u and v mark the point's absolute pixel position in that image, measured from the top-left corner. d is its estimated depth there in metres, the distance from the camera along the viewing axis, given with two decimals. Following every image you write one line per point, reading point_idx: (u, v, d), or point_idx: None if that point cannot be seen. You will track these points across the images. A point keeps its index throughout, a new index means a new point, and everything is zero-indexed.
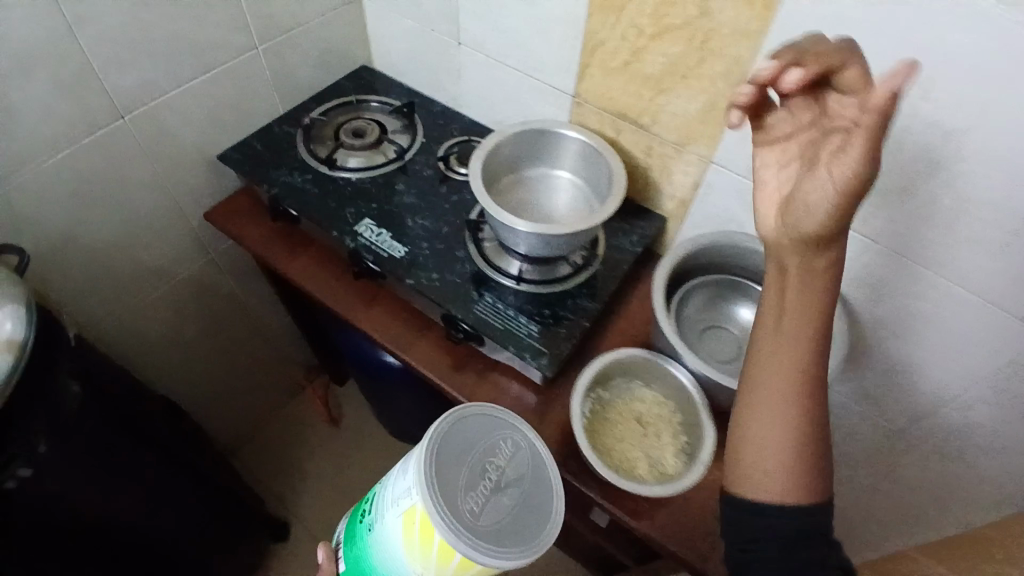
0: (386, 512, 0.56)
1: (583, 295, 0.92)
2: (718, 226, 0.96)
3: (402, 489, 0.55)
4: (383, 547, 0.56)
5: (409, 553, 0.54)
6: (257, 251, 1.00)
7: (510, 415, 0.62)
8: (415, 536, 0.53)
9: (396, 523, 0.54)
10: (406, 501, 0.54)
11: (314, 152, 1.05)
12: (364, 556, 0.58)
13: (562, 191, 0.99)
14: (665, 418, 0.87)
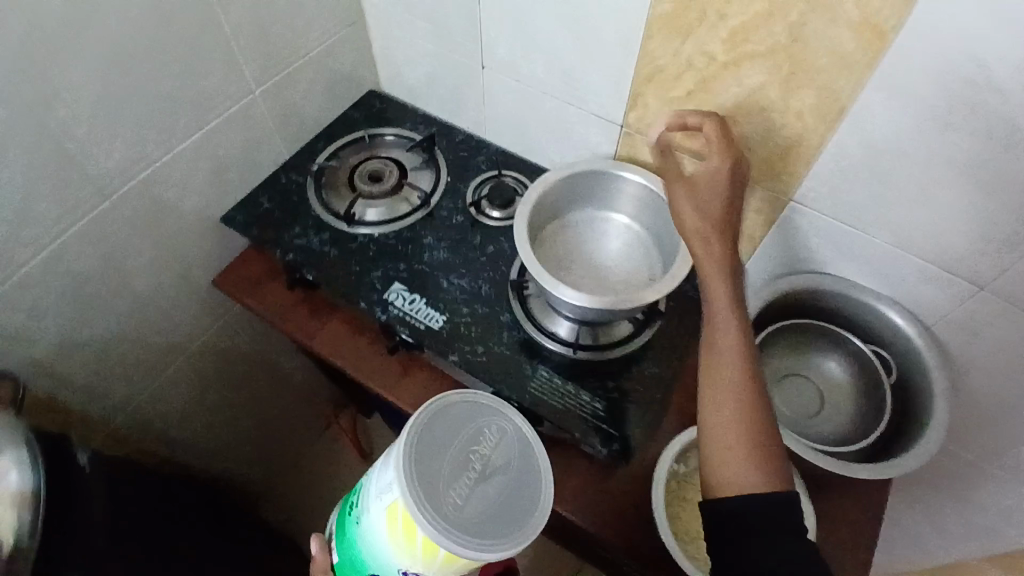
0: (370, 503, 0.54)
1: (646, 358, 0.83)
2: (796, 265, 0.84)
3: (383, 483, 0.53)
4: (369, 541, 0.54)
5: (396, 547, 0.52)
6: (276, 322, 0.90)
7: (496, 401, 0.59)
8: (398, 530, 0.51)
9: (380, 517, 0.52)
10: (387, 496, 0.52)
11: (328, 205, 0.93)
12: (353, 549, 0.57)
13: (616, 236, 0.86)
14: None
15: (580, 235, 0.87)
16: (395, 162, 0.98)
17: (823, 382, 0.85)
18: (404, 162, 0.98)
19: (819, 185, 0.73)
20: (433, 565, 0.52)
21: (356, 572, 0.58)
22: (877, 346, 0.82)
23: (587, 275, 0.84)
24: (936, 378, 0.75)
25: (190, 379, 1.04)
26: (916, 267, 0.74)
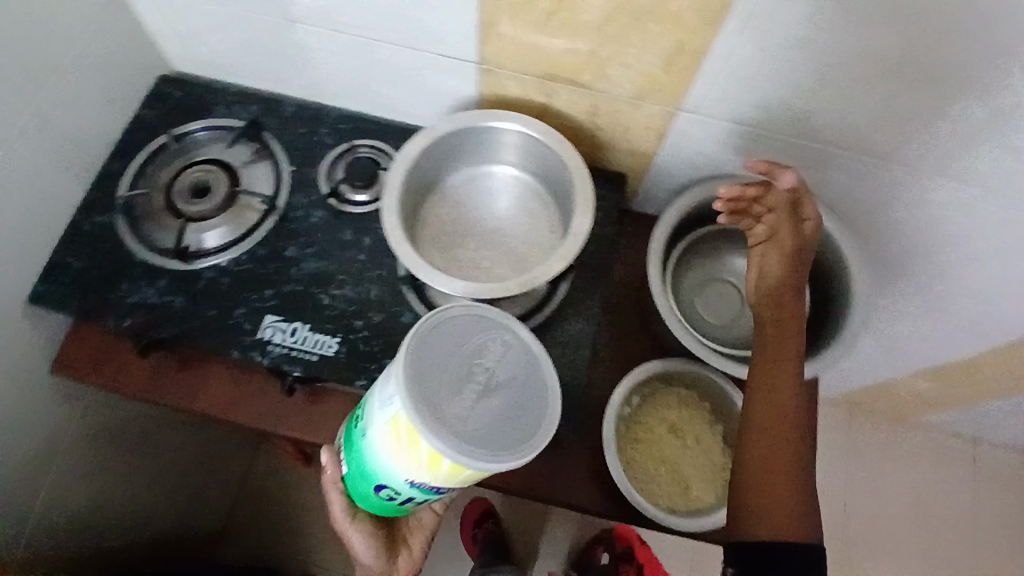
0: (370, 416, 0.49)
1: (569, 316, 0.76)
2: (696, 171, 0.78)
3: (384, 395, 0.47)
4: (375, 455, 0.49)
5: (406, 461, 0.47)
6: (149, 398, 0.76)
7: (502, 311, 0.50)
8: (403, 442, 0.46)
9: (383, 428, 0.47)
10: (389, 408, 0.46)
11: (155, 244, 0.78)
12: (361, 463, 0.52)
13: (505, 191, 0.75)
14: (697, 417, 0.79)
15: (464, 202, 0.75)
16: (217, 164, 0.80)
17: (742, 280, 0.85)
18: (229, 161, 0.80)
19: (708, 89, 0.65)
20: (441, 475, 0.47)
21: (365, 485, 0.53)
22: None
23: (487, 246, 0.73)
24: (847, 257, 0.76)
25: (81, 470, 0.92)
26: (818, 151, 0.72)
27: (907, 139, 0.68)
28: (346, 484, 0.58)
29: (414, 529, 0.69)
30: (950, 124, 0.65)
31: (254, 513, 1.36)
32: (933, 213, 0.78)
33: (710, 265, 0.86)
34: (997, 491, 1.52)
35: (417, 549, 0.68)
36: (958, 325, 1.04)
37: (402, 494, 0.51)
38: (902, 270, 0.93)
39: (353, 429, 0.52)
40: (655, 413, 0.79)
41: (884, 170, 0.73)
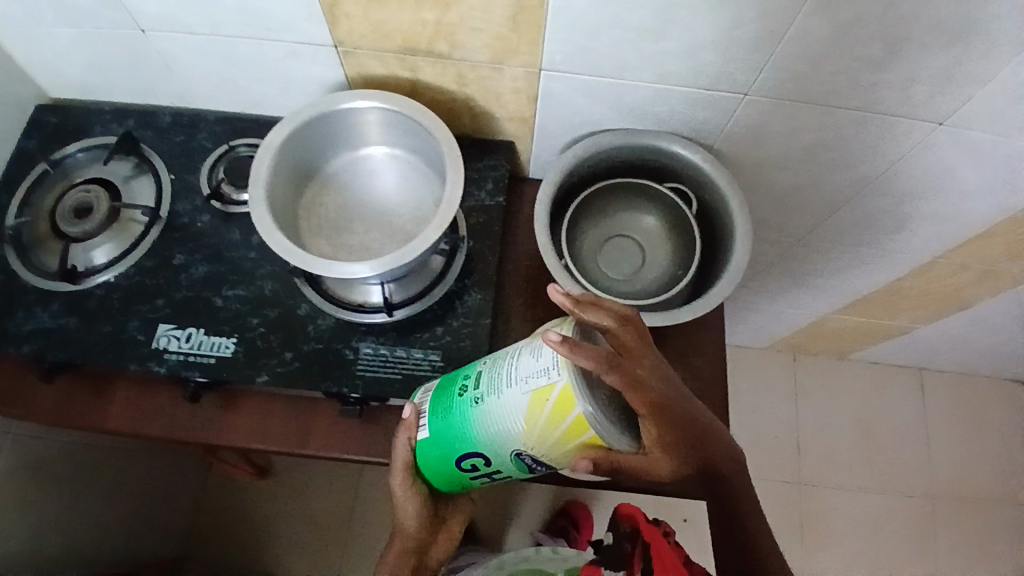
0: (507, 385, 0.53)
1: (469, 288, 0.76)
2: (573, 130, 0.79)
3: (537, 368, 0.52)
4: (488, 422, 0.55)
5: (531, 432, 0.52)
6: (59, 424, 0.75)
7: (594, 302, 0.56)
8: (545, 415, 0.51)
9: (525, 398, 0.52)
10: (541, 382, 0.51)
11: (44, 269, 0.77)
12: (458, 430, 0.57)
13: (382, 170, 0.75)
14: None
15: (345, 187, 0.75)
16: (97, 182, 0.80)
17: (641, 232, 0.85)
18: (110, 178, 0.80)
19: (557, 44, 0.66)
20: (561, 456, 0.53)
21: (448, 452, 0.59)
22: (675, 180, 0.83)
23: (373, 227, 0.74)
24: (729, 196, 0.76)
25: (11, 509, 0.91)
26: (682, 95, 0.73)
27: (759, 71, 0.69)
28: (417, 459, 0.63)
29: (451, 511, 0.73)
30: (793, 52, 0.66)
31: (217, 532, 1.35)
32: (807, 141, 0.80)
33: (606, 222, 0.86)
34: (944, 412, 1.56)
35: (454, 531, 0.74)
36: (867, 253, 1.07)
37: (491, 466, 0.58)
38: (799, 205, 0.95)
39: (460, 396, 0.57)
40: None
41: (747, 106, 0.74)
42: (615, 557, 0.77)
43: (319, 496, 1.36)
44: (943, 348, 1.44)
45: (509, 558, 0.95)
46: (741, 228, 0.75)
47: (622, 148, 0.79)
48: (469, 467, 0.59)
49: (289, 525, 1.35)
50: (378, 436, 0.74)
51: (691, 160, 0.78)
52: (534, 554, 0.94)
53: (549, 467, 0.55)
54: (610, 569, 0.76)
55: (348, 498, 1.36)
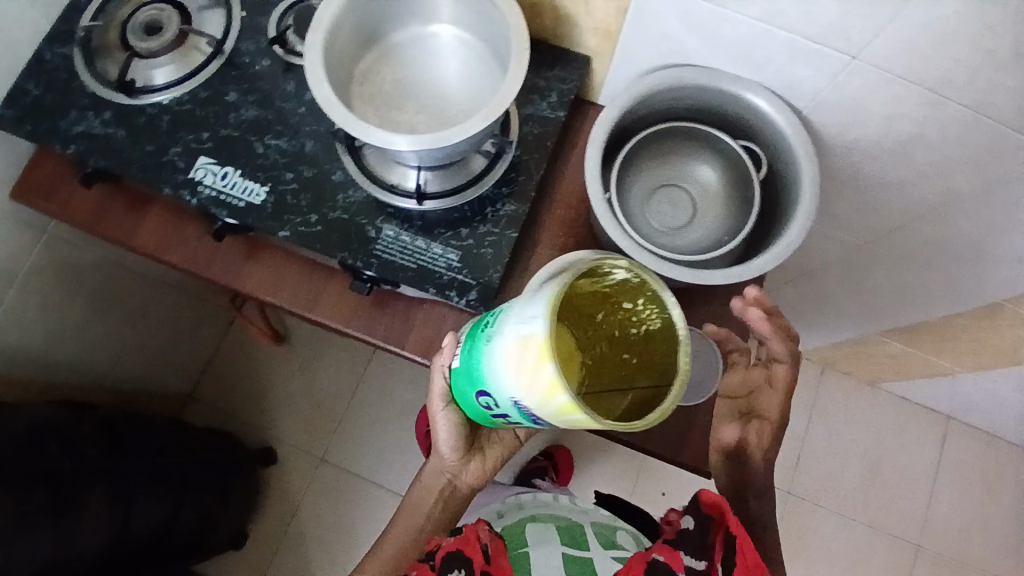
0: (503, 333, 0.47)
1: (505, 197, 0.74)
2: (655, 57, 0.74)
3: (523, 318, 0.45)
4: (490, 364, 0.49)
5: (518, 381, 0.46)
6: (90, 228, 0.78)
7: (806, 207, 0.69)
8: (524, 370, 0.45)
9: (511, 348, 0.46)
10: (524, 329, 0.45)
11: (105, 78, 0.77)
12: (470, 358, 0.52)
13: (447, 51, 0.73)
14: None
15: (405, 61, 0.73)
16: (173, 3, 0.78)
17: (698, 188, 0.80)
18: (183, 2, 0.78)
19: None
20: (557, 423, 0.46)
21: (468, 386, 0.53)
22: (749, 140, 0.77)
23: (423, 109, 0.71)
24: (803, 167, 0.71)
25: (39, 304, 0.96)
26: (783, 41, 0.66)
27: (874, 34, 0.62)
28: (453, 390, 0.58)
29: (491, 442, 0.67)
30: (915, 21, 0.59)
31: (221, 381, 1.41)
32: (904, 131, 0.73)
33: (663, 169, 0.81)
34: (960, 468, 1.49)
35: (490, 460, 0.67)
36: (932, 279, 0.99)
37: (501, 408, 0.50)
38: (876, 205, 0.88)
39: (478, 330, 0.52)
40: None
41: (848, 73, 0.67)
42: (696, 544, 0.60)
43: (321, 374, 1.41)
44: (979, 403, 1.36)
45: (528, 500, 0.81)
46: (804, 205, 0.69)
47: (701, 90, 0.74)
48: (488, 407, 0.53)
49: (287, 395, 1.40)
50: (382, 319, 0.75)
51: (773, 118, 0.73)
52: (554, 502, 0.80)
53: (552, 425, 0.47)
54: (691, 555, 0.59)
55: (347, 386, 1.40)
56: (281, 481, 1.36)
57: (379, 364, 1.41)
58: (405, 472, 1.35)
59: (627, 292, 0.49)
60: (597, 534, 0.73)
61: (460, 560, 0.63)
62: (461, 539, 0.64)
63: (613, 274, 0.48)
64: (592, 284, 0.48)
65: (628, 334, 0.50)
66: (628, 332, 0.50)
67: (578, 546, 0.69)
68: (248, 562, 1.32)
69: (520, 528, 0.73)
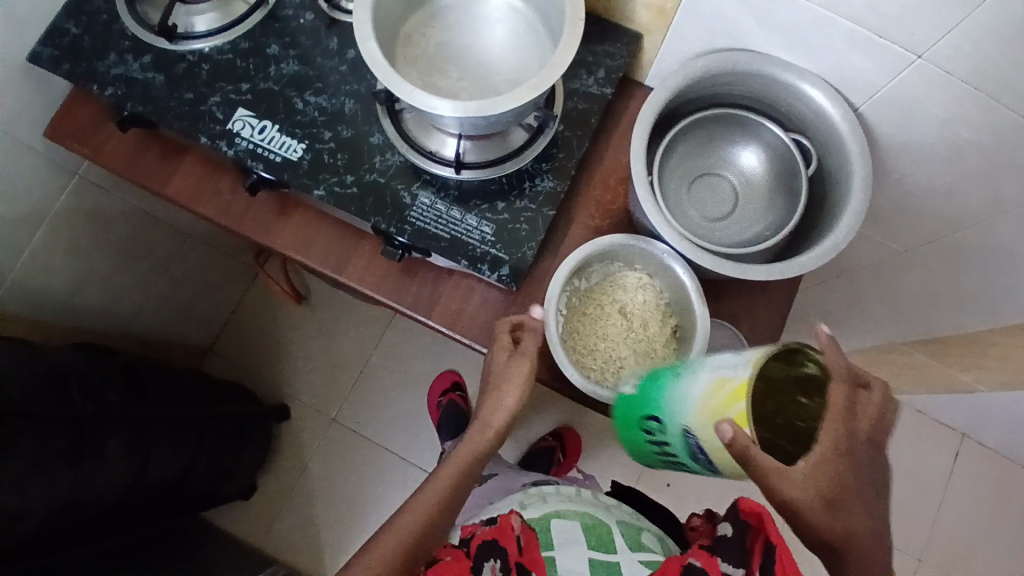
0: (703, 370, 0.52)
1: (543, 172, 0.72)
2: (710, 40, 0.71)
3: (732, 364, 0.50)
4: (671, 394, 0.54)
5: (696, 410, 0.50)
6: (124, 173, 0.77)
7: (856, 207, 0.67)
8: (713, 402, 0.49)
9: (704, 384, 0.51)
10: (726, 373, 0.49)
11: (145, 21, 0.77)
12: (652, 390, 0.57)
13: (498, 17, 0.71)
14: (653, 304, 0.73)
15: (453, 25, 0.71)
16: None
17: (740, 178, 0.78)
18: None
19: None
20: (722, 459, 0.49)
21: (637, 413, 0.59)
22: (799, 134, 0.75)
23: (468, 75, 0.70)
24: (854, 165, 0.68)
25: (66, 247, 0.97)
26: (845, 30, 0.63)
27: (943, 32, 0.59)
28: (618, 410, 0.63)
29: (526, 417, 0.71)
30: (987, 20, 0.56)
31: (240, 337, 1.42)
32: (960, 136, 0.70)
33: (707, 155, 0.79)
34: (971, 484, 1.47)
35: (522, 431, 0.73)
36: (969, 290, 0.97)
37: (665, 437, 0.55)
38: (919, 212, 0.85)
39: (670, 370, 0.57)
40: (609, 287, 0.74)
41: (910, 71, 0.64)
42: (735, 548, 0.59)
43: (337, 337, 1.41)
44: (999, 422, 1.33)
45: (551, 490, 0.79)
46: (853, 205, 0.67)
47: (753, 77, 0.72)
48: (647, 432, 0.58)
49: (302, 356, 1.41)
50: (411, 286, 0.74)
51: (828, 112, 0.70)
52: (578, 495, 0.79)
53: (712, 462, 0.51)
54: (729, 562, 0.58)
55: (362, 351, 1.41)
56: (292, 439, 1.37)
57: (395, 332, 1.42)
58: (414, 441, 1.36)
59: (810, 386, 0.54)
60: (623, 534, 0.72)
61: (494, 549, 0.64)
62: (496, 530, 0.66)
63: (804, 367, 0.53)
64: (784, 375, 0.53)
65: (807, 429, 0.54)
66: (807, 426, 0.54)
67: (605, 550, 0.69)
68: (255, 515, 1.34)
69: (545, 520, 0.72)
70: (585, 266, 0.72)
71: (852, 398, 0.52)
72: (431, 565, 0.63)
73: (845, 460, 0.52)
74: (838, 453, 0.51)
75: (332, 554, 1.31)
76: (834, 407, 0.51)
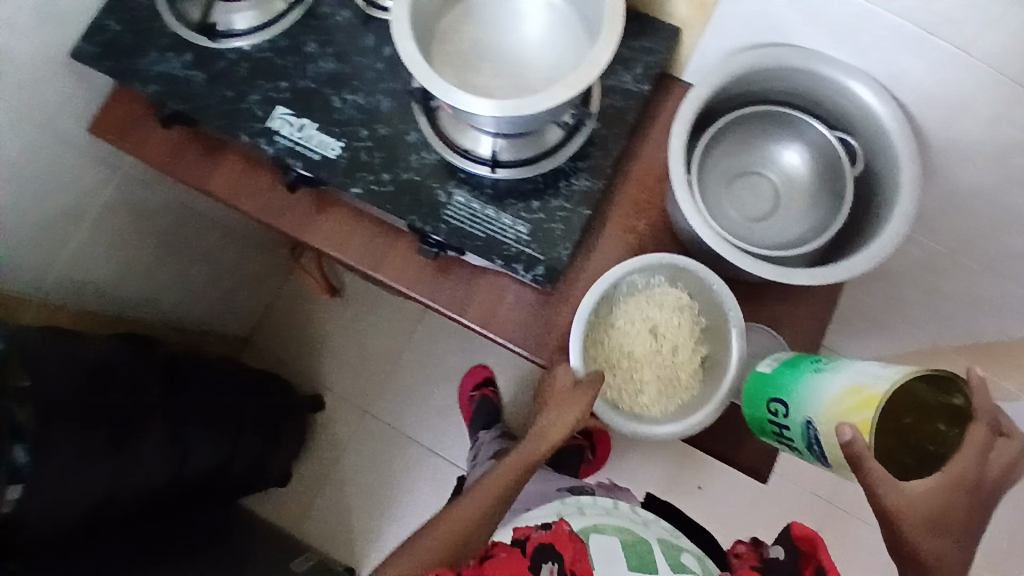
0: (841, 371, 0.55)
1: (579, 171, 0.72)
2: (751, 35, 0.70)
3: (873, 374, 0.53)
4: (804, 388, 0.58)
5: (825, 409, 0.55)
6: (169, 170, 0.79)
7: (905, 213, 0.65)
8: (845, 406, 0.53)
9: (839, 386, 0.54)
10: (863, 382, 0.53)
11: (186, 19, 0.77)
12: (788, 377, 0.60)
13: (534, 11, 0.70)
14: (687, 327, 0.72)
15: (488, 21, 0.70)
16: None
17: (782, 178, 0.76)
18: None
19: None
20: (839, 455, 0.55)
21: (762, 393, 0.62)
22: (844, 132, 0.73)
23: (502, 72, 0.69)
24: (902, 166, 0.66)
25: (109, 242, 1.00)
26: (892, 27, 0.61)
27: (998, 29, 0.56)
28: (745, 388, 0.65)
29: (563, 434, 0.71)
30: None
31: (276, 328, 1.45)
32: (1015, 138, 0.67)
33: (748, 153, 0.77)
34: None
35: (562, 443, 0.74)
36: (1019, 298, 0.93)
37: (787, 421, 0.60)
38: (968, 214, 0.82)
39: (805, 363, 0.60)
40: (643, 303, 0.72)
41: (962, 69, 0.62)
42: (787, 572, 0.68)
43: (368, 330, 1.43)
44: None
45: (588, 504, 0.80)
46: (901, 211, 0.65)
47: (795, 74, 0.70)
48: (769, 413, 0.62)
49: (335, 348, 1.43)
50: (446, 285, 0.74)
51: (876, 111, 0.68)
52: (615, 510, 0.81)
53: (828, 455, 0.56)
54: None
55: (393, 346, 1.42)
56: (325, 430, 1.40)
57: (425, 328, 1.43)
58: (443, 436, 1.38)
59: (952, 416, 0.54)
60: (665, 555, 0.75)
61: (550, 553, 0.67)
62: (552, 535, 0.69)
63: (951, 398, 0.54)
64: (926, 399, 0.54)
65: (938, 454, 0.54)
66: (939, 451, 0.54)
67: (647, 570, 0.72)
68: (289, 503, 1.38)
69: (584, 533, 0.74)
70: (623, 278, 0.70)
71: (987, 441, 0.51)
72: (488, 560, 0.66)
73: (967, 495, 0.51)
74: (960, 485, 0.51)
75: (363, 544, 1.34)
76: (969, 441, 0.51)
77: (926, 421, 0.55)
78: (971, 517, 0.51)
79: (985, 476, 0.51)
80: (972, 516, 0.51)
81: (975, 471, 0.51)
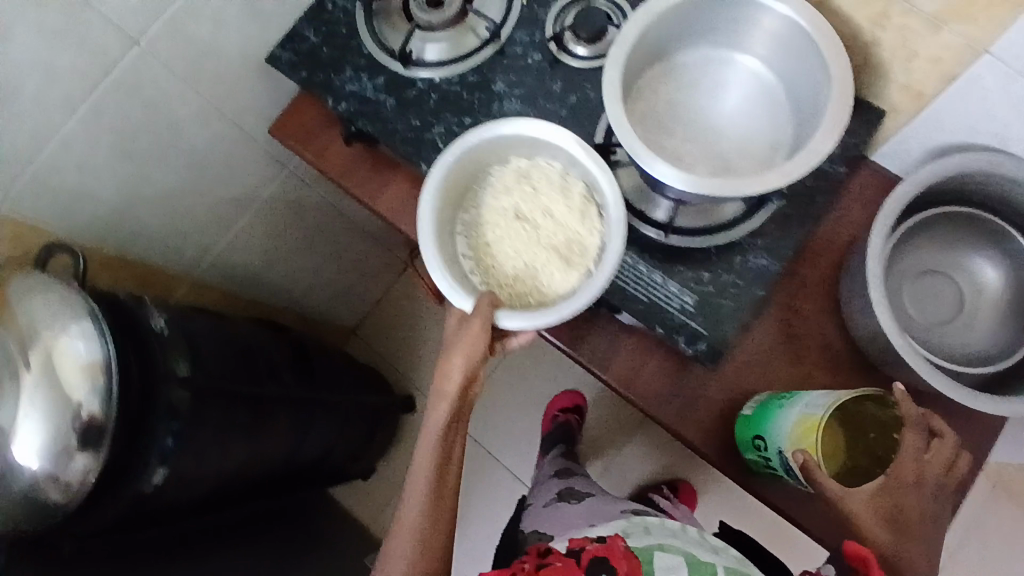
0: (791, 406, 0.63)
1: (755, 249, 0.69)
2: (967, 133, 0.65)
3: (813, 403, 0.61)
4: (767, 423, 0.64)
5: (787, 439, 0.62)
6: (341, 182, 0.82)
7: None
8: (800, 435, 0.60)
9: (792, 418, 0.62)
10: (808, 411, 0.61)
11: (382, 41, 0.80)
12: (761, 415, 0.66)
13: (738, 85, 0.68)
14: (548, 188, 0.69)
15: (686, 83, 0.69)
16: None
17: (970, 286, 0.71)
18: None
19: None
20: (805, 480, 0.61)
21: (745, 432, 0.67)
22: None
23: (694, 138, 0.67)
24: None
25: (261, 232, 1.06)
26: None
27: None
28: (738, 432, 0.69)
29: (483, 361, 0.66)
30: None
31: (382, 326, 1.50)
32: None
33: (938, 253, 0.72)
34: None
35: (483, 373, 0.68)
36: None
37: (768, 454, 0.65)
38: None
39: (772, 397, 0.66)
40: (495, 200, 0.70)
41: None
42: None
43: None
44: None
45: (654, 522, 0.75)
46: None
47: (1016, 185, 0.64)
48: (755, 449, 0.66)
49: (434, 355, 1.46)
50: (594, 339, 0.74)
51: None
52: (682, 532, 0.74)
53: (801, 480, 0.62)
54: None
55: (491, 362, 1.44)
56: (414, 431, 1.43)
57: (524, 351, 1.43)
58: (527, 461, 1.38)
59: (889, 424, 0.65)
60: None
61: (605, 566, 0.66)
62: (607, 549, 0.68)
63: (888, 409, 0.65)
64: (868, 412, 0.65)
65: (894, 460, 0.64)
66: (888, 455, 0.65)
67: None
68: (370, 496, 1.42)
69: (648, 550, 0.69)
70: (465, 181, 0.70)
71: (921, 440, 0.60)
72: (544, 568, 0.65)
73: (909, 491, 0.59)
74: (903, 487, 0.59)
75: None
76: (906, 450, 0.59)
77: (869, 432, 0.65)
78: (917, 506, 0.60)
79: (922, 470, 0.60)
80: (918, 503, 0.60)
81: (913, 468, 0.60)
